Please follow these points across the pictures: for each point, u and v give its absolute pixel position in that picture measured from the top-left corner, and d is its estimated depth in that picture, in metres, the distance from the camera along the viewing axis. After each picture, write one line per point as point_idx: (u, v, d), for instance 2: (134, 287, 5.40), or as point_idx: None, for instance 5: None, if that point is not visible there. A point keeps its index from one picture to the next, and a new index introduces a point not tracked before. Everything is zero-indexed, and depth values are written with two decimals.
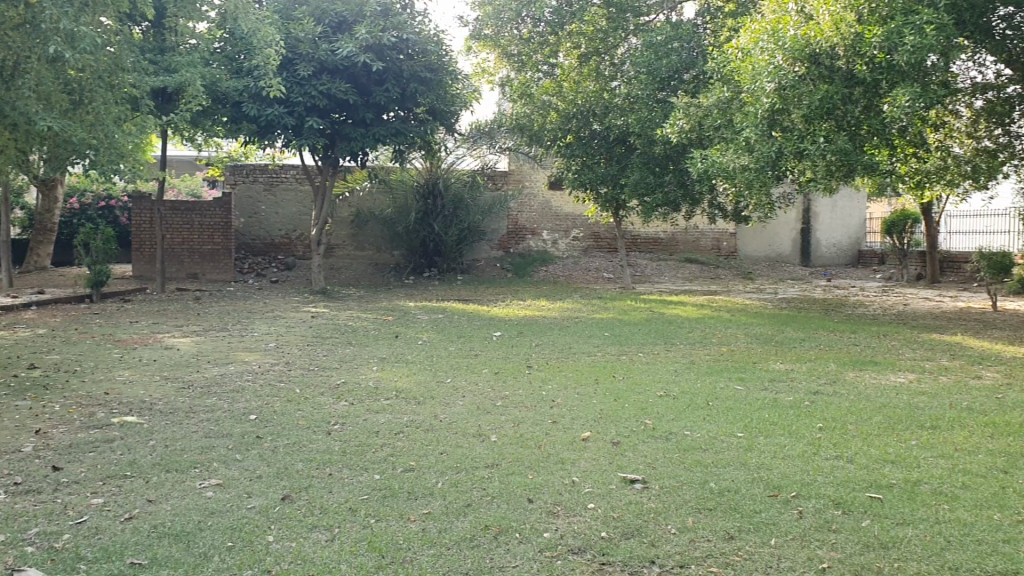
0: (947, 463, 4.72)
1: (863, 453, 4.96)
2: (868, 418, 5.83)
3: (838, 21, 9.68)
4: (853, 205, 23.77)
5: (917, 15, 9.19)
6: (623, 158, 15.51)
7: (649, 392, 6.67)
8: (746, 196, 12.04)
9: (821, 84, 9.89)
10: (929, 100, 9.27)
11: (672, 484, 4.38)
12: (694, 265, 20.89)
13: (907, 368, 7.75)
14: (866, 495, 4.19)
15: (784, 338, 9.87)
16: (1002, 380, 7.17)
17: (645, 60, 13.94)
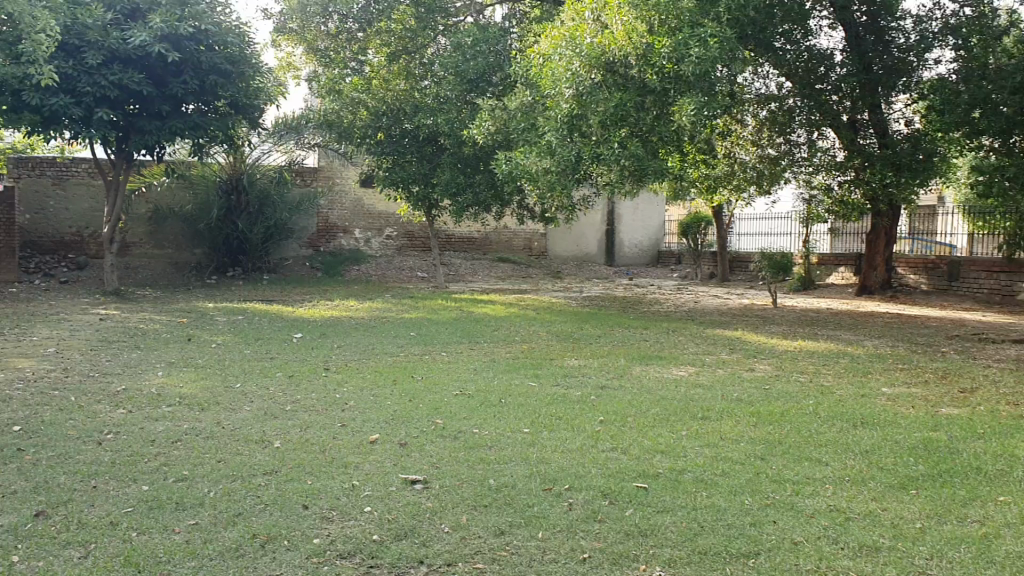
0: (710, 452, 5.03)
1: (636, 444, 5.21)
2: (646, 410, 6.12)
3: (630, 31, 10.20)
4: (653, 207, 24.96)
5: (701, 28, 9.84)
6: (434, 158, 15.57)
7: (445, 391, 6.73)
8: (548, 198, 12.34)
9: (616, 91, 10.34)
10: (714, 109, 9.86)
11: (452, 482, 4.43)
12: (506, 264, 21.24)
13: (689, 362, 8.20)
14: (634, 485, 4.40)
15: (581, 335, 10.19)
16: (772, 371, 7.74)
17: (453, 61, 14.12)
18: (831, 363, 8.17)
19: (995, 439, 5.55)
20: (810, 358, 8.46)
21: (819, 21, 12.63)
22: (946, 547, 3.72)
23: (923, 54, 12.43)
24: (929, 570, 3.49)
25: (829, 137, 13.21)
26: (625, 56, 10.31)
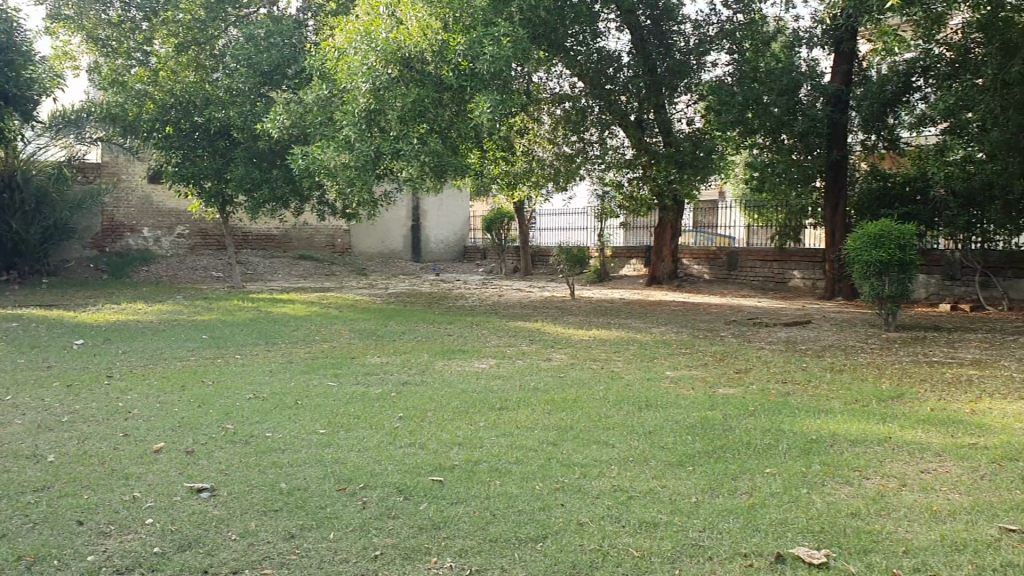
0: (505, 441, 5.15)
1: (434, 438, 5.25)
2: (445, 404, 6.18)
3: (424, 27, 10.23)
4: (457, 202, 25.26)
5: (495, 28, 10.11)
6: (227, 153, 15.02)
7: (238, 394, 6.53)
8: (347, 194, 12.16)
9: (414, 87, 10.32)
10: (509, 107, 10.17)
11: (241, 488, 4.31)
12: (307, 262, 20.80)
13: (490, 354, 8.34)
14: (429, 479, 4.43)
15: (384, 333, 10.13)
16: (568, 360, 8.01)
17: (244, 52, 13.95)
18: (622, 350, 8.56)
19: (764, 415, 5.99)
20: (603, 346, 8.81)
21: (606, 24, 13.11)
22: (717, 518, 3.99)
23: (702, 57, 13.17)
24: (702, 541, 3.73)
25: (618, 136, 13.76)
26: (420, 52, 10.26)
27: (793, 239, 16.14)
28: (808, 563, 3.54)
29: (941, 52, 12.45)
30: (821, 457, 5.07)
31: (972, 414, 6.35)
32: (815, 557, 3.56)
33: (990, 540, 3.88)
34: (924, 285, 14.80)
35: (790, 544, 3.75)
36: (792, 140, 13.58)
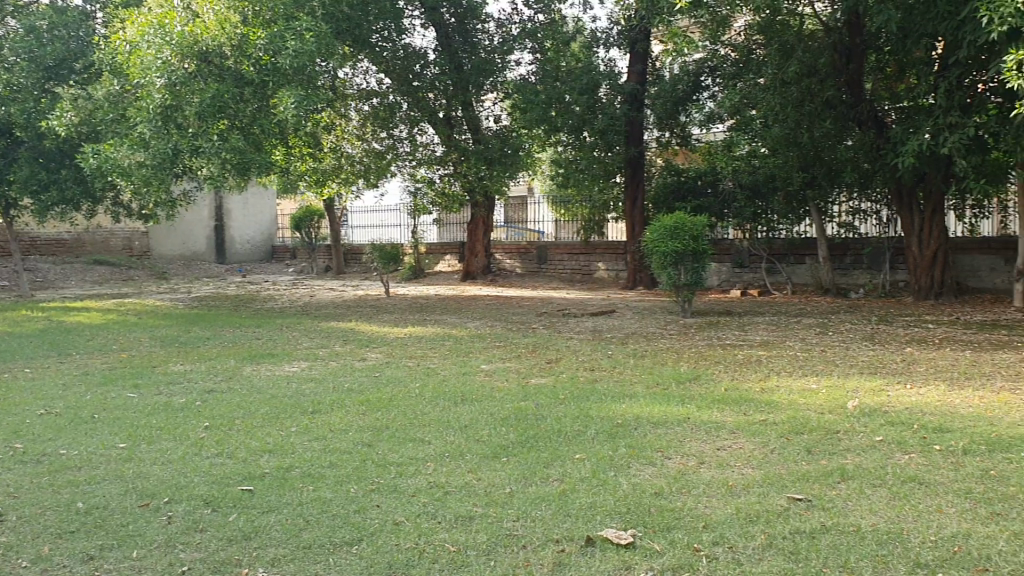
0: (318, 445, 5.07)
1: (243, 446, 5.09)
2: (255, 410, 6.00)
3: (222, 21, 9.99)
4: (263, 200, 24.57)
5: (296, 23, 10.07)
6: (8, 151, 13.93)
7: (27, 412, 6.07)
8: (144, 195, 11.55)
9: (212, 82, 9.96)
10: (314, 103, 10.02)
11: (32, 511, 4.02)
12: (103, 267, 19.61)
13: (301, 357, 8.16)
14: (238, 488, 4.30)
15: (188, 339, 9.71)
16: (381, 359, 7.96)
17: (25, 44, 13.05)
18: (437, 346, 8.60)
19: (574, 403, 6.19)
20: (418, 343, 8.82)
21: (411, 21, 13.13)
22: (529, 507, 4.09)
23: (506, 56, 13.43)
24: (515, 530, 3.82)
25: (427, 133, 13.83)
26: (218, 46, 9.97)
27: (597, 232, 16.72)
28: (617, 544, 3.70)
29: (726, 52, 13.49)
30: (627, 440, 5.30)
31: (762, 392, 6.83)
32: (624, 537, 3.73)
33: (779, 509, 4.19)
34: (716, 273, 15.68)
35: (598, 526, 3.90)
36: (594, 137, 14.01)
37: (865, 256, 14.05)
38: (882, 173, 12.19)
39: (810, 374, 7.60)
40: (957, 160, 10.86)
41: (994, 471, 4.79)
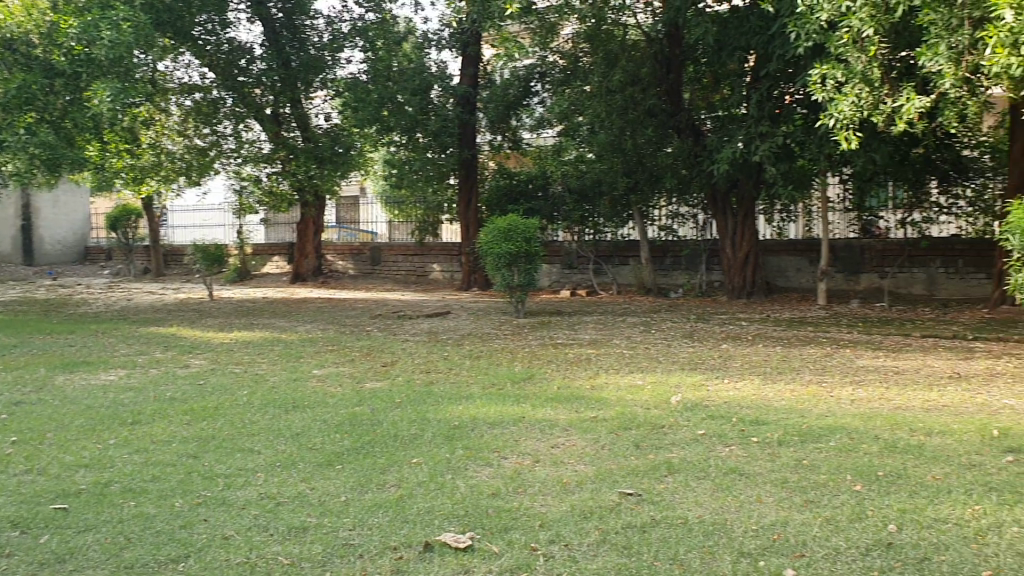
0: (139, 457, 4.80)
1: (56, 461, 4.75)
2: (69, 422, 5.61)
3: (28, 7, 9.56)
4: (76, 198, 23.11)
5: (112, 12, 9.50)
6: None
7: None
8: None
9: (18, 72, 9.33)
10: (132, 97, 9.51)
11: None
12: None
13: (119, 365, 7.71)
14: (50, 508, 4.00)
15: None
16: (207, 365, 7.64)
17: None
18: (266, 351, 8.33)
19: (409, 407, 6.14)
20: (246, 348, 8.52)
21: (236, 14, 12.69)
22: (365, 515, 4.02)
23: (336, 53, 13.28)
24: (352, 539, 3.74)
25: (254, 129, 13.34)
26: (24, 33, 9.53)
27: (430, 234, 16.70)
28: (455, 548, 3.69)
29: (555, 59, 13.73)
30: (463, 442, 5.31)
31: (592, 390, 7.00)
32: (463, 541, 3.72)
33: (611, 505, 4.30)
34: (547, 274, 15.99)
35: (436, 531, 3.88)
36: (426, 139, 13.97)
37: (684, 258, 14.70)
38: (699, 179, 12.71)
39: (637, 372, 7.87)
40: (767, 168, 11.54)
41: (804, 460, 5.11)
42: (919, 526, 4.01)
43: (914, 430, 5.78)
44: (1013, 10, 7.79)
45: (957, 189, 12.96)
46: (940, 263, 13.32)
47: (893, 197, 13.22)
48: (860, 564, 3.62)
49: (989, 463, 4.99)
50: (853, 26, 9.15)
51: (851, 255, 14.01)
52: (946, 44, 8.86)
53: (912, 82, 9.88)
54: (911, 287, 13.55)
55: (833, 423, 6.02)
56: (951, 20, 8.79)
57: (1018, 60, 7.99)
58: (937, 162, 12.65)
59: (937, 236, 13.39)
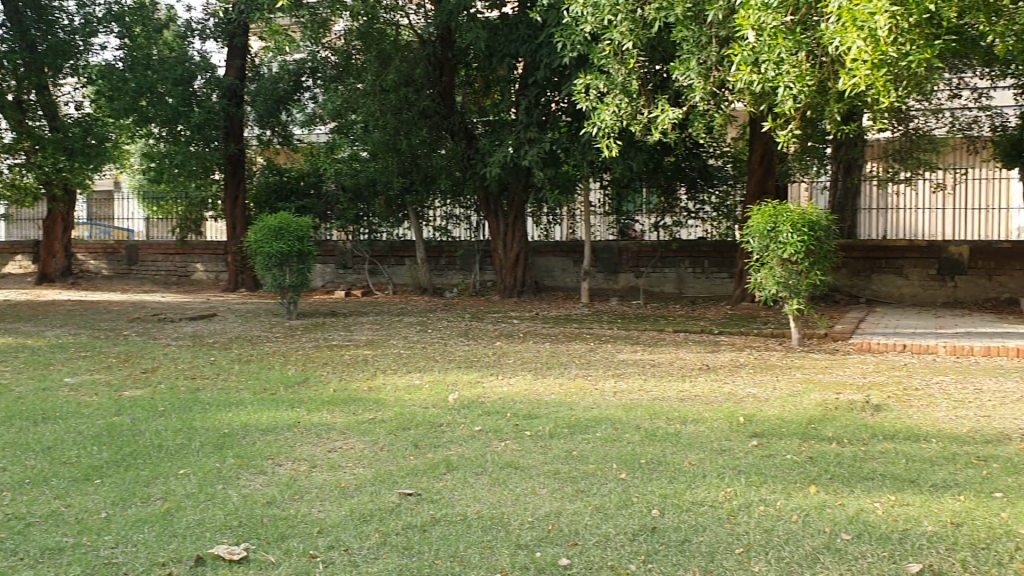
0: None
1: None
2: None
3: None
4: None
5: None
6: None
7: None
8: None
9: None
10: None
11: None
12: None
13: None
14: None
15: None
16: None
17: None
18: (11, 359, 7.63)
19: (174, 414, 5.82)
20: None
21: None
22: (129, 531, 3.78)
23: (88, 39, 12.90)
24: (115, 558, 3.51)
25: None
26: None
27: (194, 231, 15.92)
28: (229, 560, 3.54)
29: (327, 55, 13.50)
30: (235, 449, 5.10)
31: (368, 391, 6.94)
32: (237, 552, 3.58)
33: (391, 506, 4.28)
34: (320, 274, 15.70)
35: (208, 544, 3.71)
36: (188, 132, 13.30)
37: (457, 258, 14.90)
38: (471, 181, 13.11)
39: (413, 371, 7.89)
40: (535, 171, 11.94)
41: (574, 451, 5.33)
42: (680, 510, 4.29)
43: (671, 419, 6.18)
44: (754, 30, 8.49)
45: (703, 195, 14.02)
46: (688, 263, 14.27)
47: (647, 201, 14.20)
48: (629, 549, 3.82)
49: (737, 447, 5.42)
50: (614, 38, 9.76)
51: (611, 256, 14.70)
52: (696, 59, 9.52)
53: (666, 94, 10.54)
54: (663, 286, 14.44)
55: (599, 415, 6.30)
56: (701, 37, 9.48)
57: (758, 77, 8.76)
58: (687, 170, 13.68)
59: (686, 238, 14.35)
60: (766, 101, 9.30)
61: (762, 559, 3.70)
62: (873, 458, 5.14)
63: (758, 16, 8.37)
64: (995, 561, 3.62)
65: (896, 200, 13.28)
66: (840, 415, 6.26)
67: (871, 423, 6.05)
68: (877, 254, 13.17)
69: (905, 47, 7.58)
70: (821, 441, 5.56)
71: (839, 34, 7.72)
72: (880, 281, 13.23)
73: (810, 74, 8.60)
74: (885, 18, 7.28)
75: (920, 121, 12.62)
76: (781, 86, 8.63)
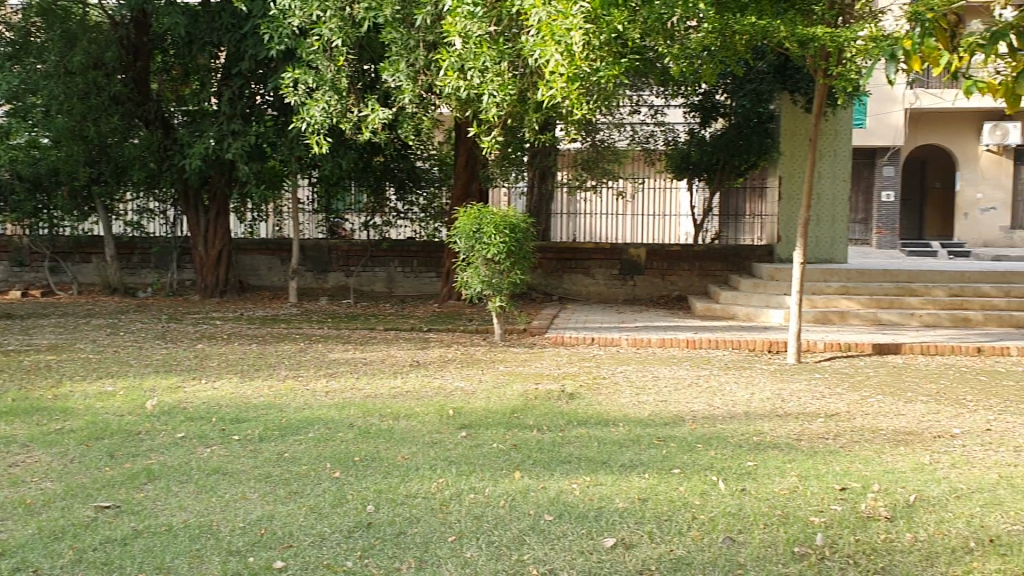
0: None
1: None
2: None
3: None
4: None
5: None
6: None
7: None
8: None
9: None
10: None
11: None
12: None
13: None
14: None
15: None
16: None
17: None
18: None
19: None
20: None
21: None
22: None
23: None
24: None
25: None
26: None
27: None
28: None
29: None
30: None
31: (54, 399, 6.38)
32: None
33: (86, 521, 4.00)
34: None
35: None
36: None
37: (152, 256, 14.04)
38: (168, 174, 12.42)
39: (107, 377, 7.34)
40: (239, 166, 11.54)
41: (285, 453, 5.25)
42: (394, 504, 4.37)
43: (383, 416, 6.25)
44: (461, 38, 8.80)
45: (411, 197, 14.28)
46: (397, 263, 14.45)
47: (356, 200, 14.21)
48: (344, 547, 3.84)
49: (446, 439, 5.61)
50: (323, 35, 9.78)
51: (319, 255, 14.56)
52: (405, 62, 9.69)
53: (376, 94, 10.60)
54: (373, 285, 14.52)
55: (310, 415, 6.24)
56: (409, 40, 9.65)
57: (464, 83, 9.08)
58: (394, 171, 13.93)
59: (395, 238, 14.53)
60: (472, 107, 9.63)
61: (475, 545, 3.87)
62: (569, 443, 5.52)
63: (465, 23, 8.68)
64: (677, 530, 4.04)
65: (586, 206, 14.22)
66: (540, 404, 6.66)
67: (567, 410, 6.49)
68: (567, 255, 14.09)
69: (596, 63, 8.22)
70: (523, 430, 5.88)
71: (538, 47, 8.20)
72: (572, 280, 14.16)
73: (512, 83, 9.02)
74: (580, 35, 7.91)
75: (606, 133, 13.75)
76: (486, 93, 9.00)
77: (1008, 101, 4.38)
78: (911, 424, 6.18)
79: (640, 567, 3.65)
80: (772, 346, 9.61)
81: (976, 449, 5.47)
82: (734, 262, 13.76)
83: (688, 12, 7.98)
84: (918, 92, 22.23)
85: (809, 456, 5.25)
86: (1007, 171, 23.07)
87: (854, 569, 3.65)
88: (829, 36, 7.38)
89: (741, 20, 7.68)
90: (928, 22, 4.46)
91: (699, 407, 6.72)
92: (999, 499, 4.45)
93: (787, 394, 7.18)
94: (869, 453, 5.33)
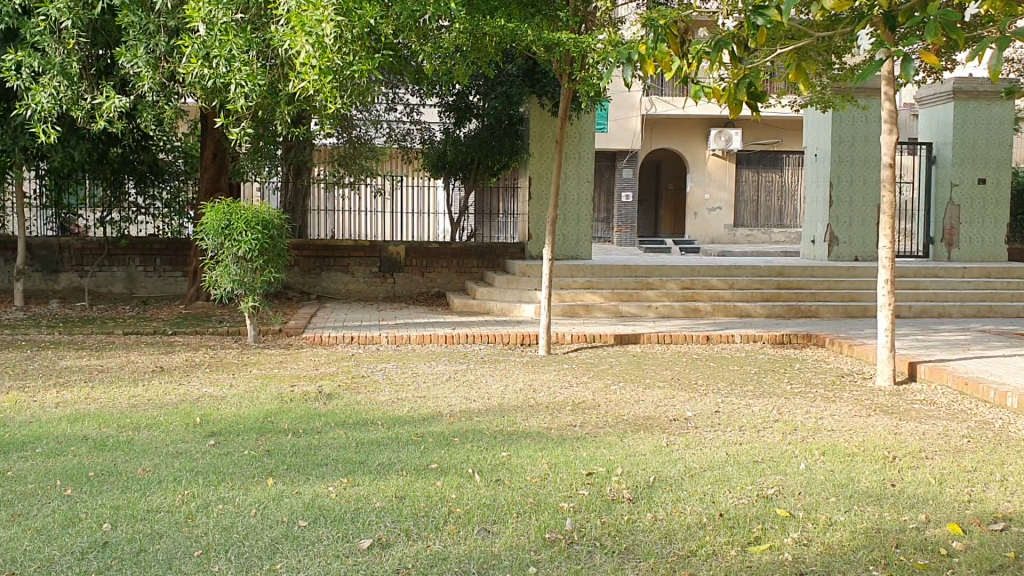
0: None
1: None
2: None
3: None
4: None
5: None
6: None
7: None
8: None
9: None
10: None
11: None
12: None
13: None
14: None
15: None
16: None
17: None
18: None
19: None
20: None
21: None
22: None
23: None
24: None
25: None
26: None
27: None
28: None
29: None
30: None
31: None
32: None
33: None
34: None
35: None
36: None
37: None
38: None
39: None
40: None
41: (8, 472, 4.76)
42: (133, 520, 4.07)
43: (122, 427, 5.83)
44: (204, 23, 8.40)
45: (153, 191, 13.53)
46: (138, 262, 13.54)
47: (90, 195, 13.31)
48: (75, 570, 3.53)
49: (192, 449, 5.30)
50: (50, 14, 8.98)
51: (49, 255, 13.37)
52: (144, 48, 9.10)
53: (111, 82, 9.87)
54: (111, 286, 13.51)
55: (38, 430, 5.69)
56: (147, 25, 9.06)
57: (209, 71, 8.62)
58: (135, 163, 13.10)
59: (135, 235, 13.62)
60: (218, 97, 9.16)
61: (222, 558, 3.68)
62: (325, 446, 5.40)
63: (208, 9, 8.33)
64: (433, 526, 4.05)
65: (342, 203, 13.96)
66: (295, 407, 6.48)
67: (323, 411, 6.36)
68: (324, 253, 13.84)
69: (348, 56, 8.10)
70: (276, 435, 5.68)
71: (289, 37, 7.99)
72: (330, 279, 13.92)
73: (261, 74, 8.66)
74: (331, 27, 7.79)
75: (362, 129, 13.65)
76: (233, 83, 8.58)
77: (729, 107, 4.66)
78: (649, 409, 6.59)
79: (396, 567, 3.61)
80: (525, 340, 9.91)
81: (706, 430, 5.92)
82: (488, 259, 14.09)
83: (440, 9, 8.03)
84: (652, 101, 24.32)
85: (558, 445, 5.45)
86: (730, 173, 25.10)
87: (600, 551, 3.82)
88: (573, 41, 7.74)
89: (491, 21, 7.80)
90: (660, 27, 4.73)
91: (455, 402, 6.79)
92: (725, 475, 4.83)
93: (538, 386, 7.43)
94: (613, 438, 5.62)
